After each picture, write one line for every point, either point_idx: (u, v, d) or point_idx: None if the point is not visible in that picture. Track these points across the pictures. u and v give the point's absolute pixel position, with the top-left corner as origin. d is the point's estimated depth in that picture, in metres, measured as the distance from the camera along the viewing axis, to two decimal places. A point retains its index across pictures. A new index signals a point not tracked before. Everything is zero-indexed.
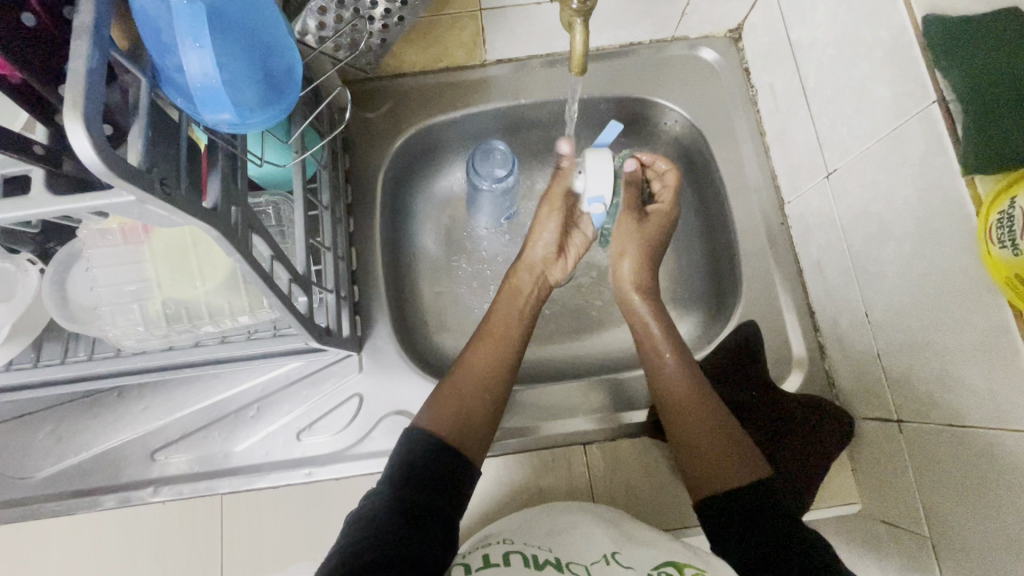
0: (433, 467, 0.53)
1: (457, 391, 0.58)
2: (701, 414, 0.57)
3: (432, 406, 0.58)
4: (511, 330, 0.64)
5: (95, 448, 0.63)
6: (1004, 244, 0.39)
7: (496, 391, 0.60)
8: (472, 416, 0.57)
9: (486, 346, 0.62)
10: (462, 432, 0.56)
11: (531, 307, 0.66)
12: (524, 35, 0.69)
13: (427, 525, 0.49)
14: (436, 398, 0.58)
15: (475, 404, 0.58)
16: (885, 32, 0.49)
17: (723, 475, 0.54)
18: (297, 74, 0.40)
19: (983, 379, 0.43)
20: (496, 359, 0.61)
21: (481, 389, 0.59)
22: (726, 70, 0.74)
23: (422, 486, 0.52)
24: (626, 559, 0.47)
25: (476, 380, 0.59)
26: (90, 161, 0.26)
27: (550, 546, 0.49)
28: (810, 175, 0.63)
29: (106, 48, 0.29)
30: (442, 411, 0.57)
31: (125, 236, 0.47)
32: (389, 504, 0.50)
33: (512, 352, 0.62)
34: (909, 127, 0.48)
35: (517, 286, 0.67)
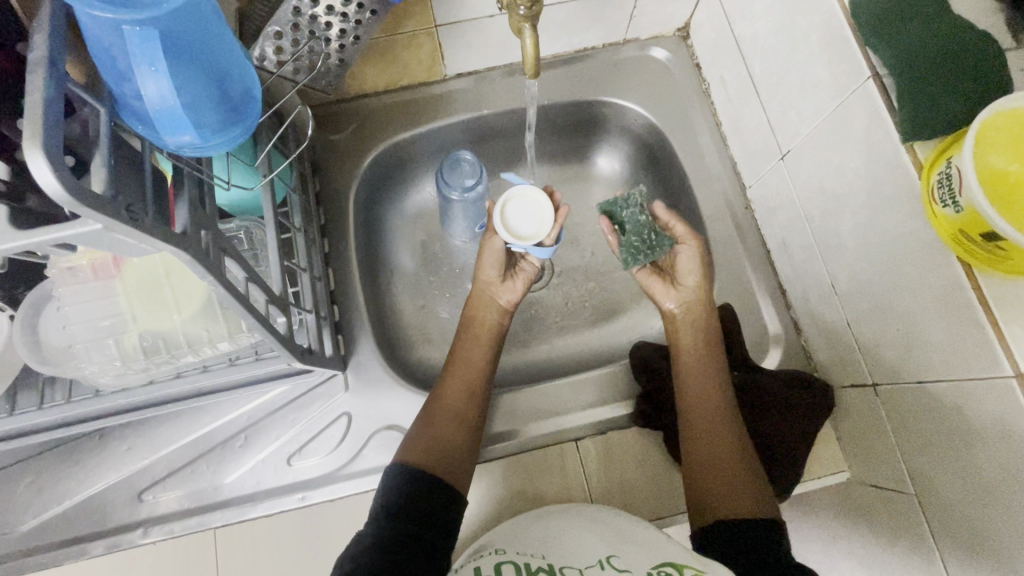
0: (424, 501, 0.52)
1: (435, 423, 0.58)
2: (715, 436, 0.57)
3: (407, 445, 0.57)
4: (476, 358, 0.64)
5: (80, 494, 0.61)
6: (946, 203, 0.41)
7: (473, 421, 0.60)
8: (451, 447, 0.57)
9: (456, 377, 0.62)
10: (441, 462, 0.56)
11: (493, 335, 0.67)
12: (481, 47, 0.71)
13: (421, 563, 0.49)
14: (411, 436, 0.58)
15: (451, 435, 0.58)
16: (819, 16, 0.52)
17: (740, 497, 0.53)
18: (257, 94, 0.41)
19: (945, 334, 0.45)
20: (470, 386, 0.62)
21: (459, 422, 0.59)
22: (678, 67, 0.77)
23: (410, 518, 0.51)
24: (621, 562, 0.46)
25: (451, 412, 0.59)
26: (53, 192, 0.26)
27: (543, 554, 0.48)
28: (766, 159, 0.66)
29: (63, 79, 0.29)
30: (418, 446, 0.56)
31: (96, 273, 0.46)
32: (378, 538, 0.49)
33: (482, 381, 0.62)
34: (848, 103, 0.50)
35: (473, 318, 0.68)
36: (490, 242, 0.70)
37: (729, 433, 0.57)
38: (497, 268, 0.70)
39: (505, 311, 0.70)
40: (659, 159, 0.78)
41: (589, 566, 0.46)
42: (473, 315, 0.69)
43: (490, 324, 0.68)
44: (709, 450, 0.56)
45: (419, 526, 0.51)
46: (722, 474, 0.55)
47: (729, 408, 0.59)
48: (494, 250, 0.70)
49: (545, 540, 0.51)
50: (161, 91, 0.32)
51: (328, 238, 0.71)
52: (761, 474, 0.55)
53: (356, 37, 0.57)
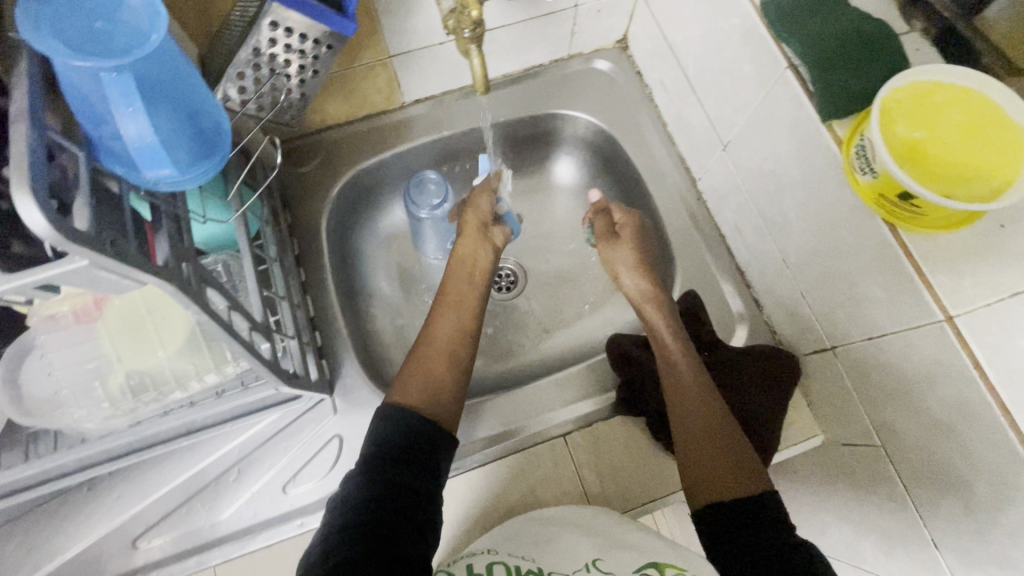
0: (414, 446, 0.53)
1: (426, 360, 0.61)
2: (699, 414, 0.59)
3: (399, 384, 0.59)
4: (464, 298, 0.67)
5: (70, 549, 0.60)
6: (865, 171, 0.46)
7: (462, 362, 0.62)
8: (443, 384, 0.59)
9: (445, 316, 0.65)
10: (433, 402, 0.58)
11: (481, 276, 0.70)
12: (435, 73, 0.75)
13: (408, 507, 0.50)
14: (402, 374, 0.60)
15: (444, 371, 0.60)
16: (737, 18, 0.57)
17: (723, 478, 0.54)
18: (226, 128, 0.43)
19: (883, 290, 0.49)
20: (460, 325, 0.64)
21: (450, 357, 0.61)
22: (622, 75, 0.82)
23: (400, 463, 0.52)
24: (606, 565, 0.50)
25: (442, 348, 0.62)
26: (43, 230, 0.28)
27: (533, 556, 0.51)
28: (710, 151, 0.71)
29: (43, 127, 0.32)
30: (410, 385, 0.58)
31: (77, 318, 0.48)
32: (369, 486, 0.50)
33: (471, 325, 0.65)
34: (773, 92, 0.55)
35: (463, 259, 0.70)
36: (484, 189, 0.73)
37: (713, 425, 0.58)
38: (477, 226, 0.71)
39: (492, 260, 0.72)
40: (614, 162, 0.83)
41: (577, 569, 0.50)
42: (462, 255, 0.70)
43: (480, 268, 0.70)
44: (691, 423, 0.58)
45: (410, 472, 0.52)
46: (705, 456, 0.56)
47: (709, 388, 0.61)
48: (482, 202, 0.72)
49: (539, 544, 0.53)
50: (140, 130, 0.35)
51: (303, 267, 0.72)
52: (754, 459, 0.56)
53: (314, 70, 0.60)
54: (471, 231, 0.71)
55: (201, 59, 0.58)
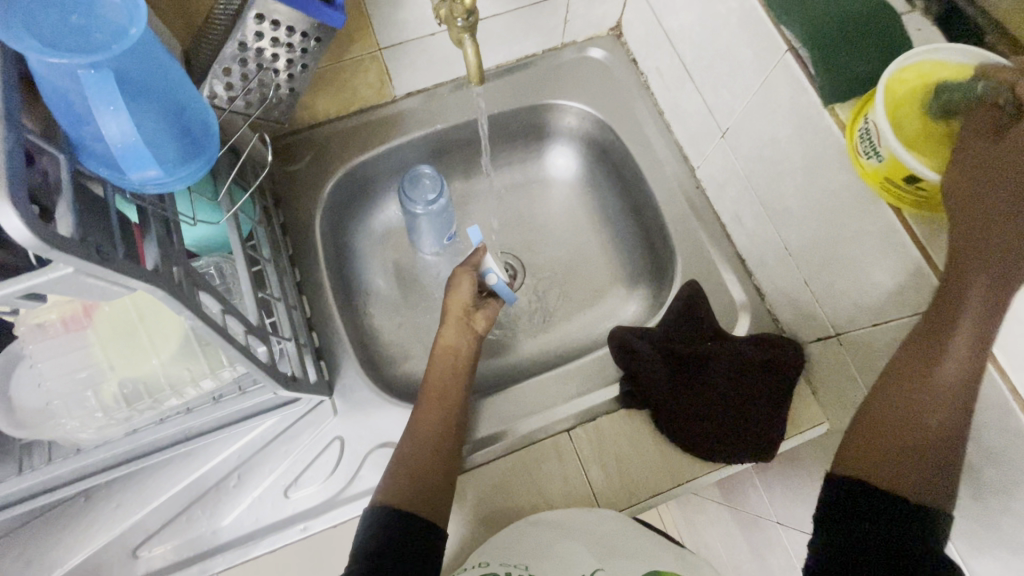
0: (407, 544, 0.52)
1: (411, 460, 0.57)
2: (933, 408, 0.43)
3: (385, 484, 0.56)
4: (450, 389, 0.63)
5: (69, 561, 0.59)
6: (869, 154, 0.45)
7: (449, 455, 0.59)
8: (432, 486, 0.56)
9: (431, 410, 0.61)
10: (421, 502, 0.55)
11: (467, 363, 0.67)
12: (426, 65, 0.73)
13: None
14: (388, 474, 0.57)
15: (432, 471, 0.57)
16: (735, 2, 0.56)
17: (908, 467, 0.44)
18: (213, 126, 0.42)
19: (889, 275, 0.49)
20: (445, 420, 0.61)
21: (437, 456, 0.58)
22: (616, 63, 0.81)
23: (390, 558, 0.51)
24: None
25: (427, 447, 0.58)
26: (22, 238, 0.27)
27: (529, 564, 0.51)
28: (709, 138, 0.70)
29: (20, 128, 0.30)
30: (396, 486, 0.55)
31: (66, 325, 0.46)
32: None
33: (456, 414, 0.62)
34: (773, 76, 0.54)
35: (447, 345, 0.68)
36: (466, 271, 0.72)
37: (939, 410, 0.43)
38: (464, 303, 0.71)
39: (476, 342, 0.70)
40: (610, 152, 0.81)
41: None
42: (446, 341, 0.68)
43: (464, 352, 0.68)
44: (892, 408, 0.46)
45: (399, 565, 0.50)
46: (889, 444, 0.46)
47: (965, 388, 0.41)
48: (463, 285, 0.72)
49: (535, 551, 0.53)
50: (122, 128, 0.33)
51: (297, 267, 0.71)
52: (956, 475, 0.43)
53: (303, 65, 0.58)
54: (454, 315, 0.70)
55: (184, 55, 0.56)
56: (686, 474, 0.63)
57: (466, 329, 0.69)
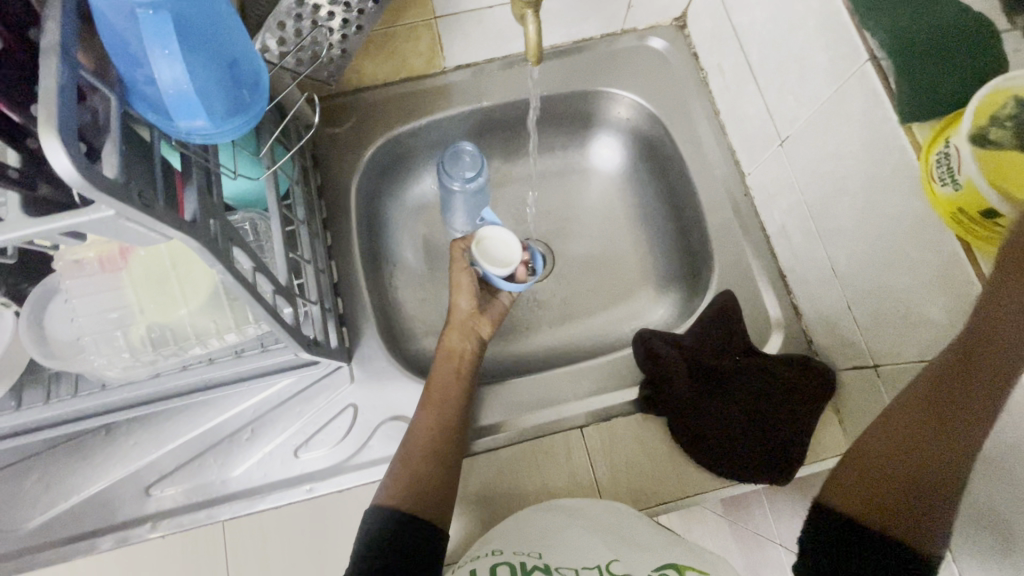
0: (402, 541, 0.53)
1: (406, 462, 0.57)
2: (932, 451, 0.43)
3: (383, 484, 0.56)
4: (450, 391, 0.62)
5: (85, 490, 0.61)
6: (945, 182, 0.42)
7: (449, 457, 0.58)
8: (426, 488, 0.55)
9: (428, 413, 0.60)
10: (418, 502, 0.54)
11: (470, 365, 0.65)
12: (480, 38, 0.71)
13: None
14: (388, 474, 0.57)
15: (427, 473, 0.56)
16: (816, 2, 0.52)
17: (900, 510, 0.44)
18: (264, 80, 0.41)
19: (945, 312, 0.46)
20: (441, 423, 0.59)
21: (431, 458, 0.57)
22: (676, 56, 0.77)
23: (389, 552, 0.52)
24: (621, 567, 0.50)
25: (422, 450, 0.58)
26: (69, 177, 0.27)
27: (540, 552, 0.53)
28: (765, 145, 0.66)
29: (75, 65, 0.30)
30: (392, 486, 0.56)
31: (103, 265, 0.47)
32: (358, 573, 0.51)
33: (458, 416, 0.61)
34: (847, 86, 0.51)
35: (449, 348, 0.66)
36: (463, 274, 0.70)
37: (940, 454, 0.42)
38: (470, 301, 0.69)
39: (481, 341, 0.69)
40: (657, 148, 0.78)
41: (589, 568, 0.51)
42: (448, 343, 0.67)
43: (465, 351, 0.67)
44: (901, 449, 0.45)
45: (396, 558, 0.52)
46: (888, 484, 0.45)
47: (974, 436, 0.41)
48: (467, 283, 0.70)
49: (544, 536, 0.54)
50: (174, 74, 0.32)
51: (329, 231, 0.71)
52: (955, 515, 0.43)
53: (358, 26, 0.58)
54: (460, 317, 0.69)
55: None
56: (697, 487, 0.61)
57: (471, 331, 0.68)
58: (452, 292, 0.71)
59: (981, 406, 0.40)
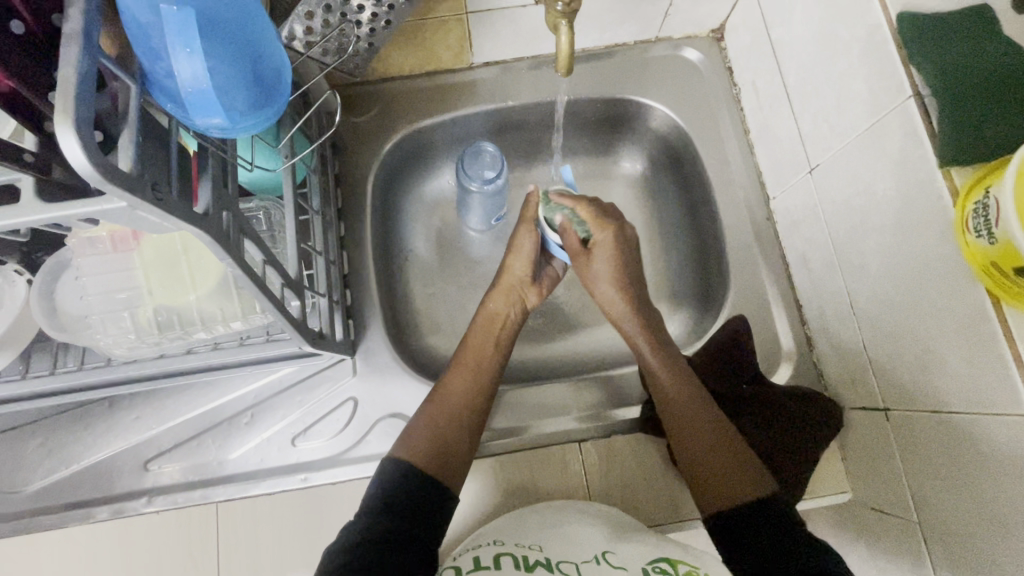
0: (416, 498, 0.54)
1: (434, 420, 0.59)
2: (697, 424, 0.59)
3: (407, 436, 0.58)
4: (484, 360, 0.64)
5: (86, 459, 0.62)
6: (980, 233, 0.40)
7: (472, 424, 0.60)
8: (449, 448, 0.57)
9: (460, 377, 0.62)
10: (439, 462, 0.56)
11: (507, 336, 0.67)
12: (510, 36, 0.70)
13: (408, 550, 0.51)
14: (412, 429, 0.59)
15: (452, 435, 0.58)
16: (862, 28, 0.50)
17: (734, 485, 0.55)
18: (287, 77, 0.40)
19: (965, 365, 0.45)
20: (471, 390, 0.62)
21: (460, 425, 0.59)
22: (710, 69, 0.75)
23: (398, 513, 0.53)
24: (617, 559, 0.51)
25: (449, 412, 0.60)
26: (81, 168, 0.26)
27: (541, 546, 0.53)
28: (794, 170, 0.64)
29: (96, 53, 0.29)
30: (417, 440, 0.57)
31: (114, 244, 0.46)
32: (370, 531, 0.51)
33: (488, 385, 0.63)
34: (886, 121, 0.49)
35: (493, 314, 0.68)
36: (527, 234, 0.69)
37: (697, 431, 0.58)
38: (526, 268, 0.69)
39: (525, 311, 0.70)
40: (682, 162, 0.77)
41: (587, 561, 0.52)
42: (491, 308, 0.68)
43: (507, 320, 0.68)
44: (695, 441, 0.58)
45: (405, 520, 0.52)
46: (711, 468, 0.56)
47: (694, 390, 0.61)
48: (524, 248, 0.69)
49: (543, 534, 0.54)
50: (195, 71, 0.32)
51: (343, 221, 0.70)
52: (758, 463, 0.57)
53: (387, 20, 0.57)
54: (503, 286, 0.69)
55: None
56: (690, 513, 0.61)
57: (514, 303, 0.69)
58: (509, 254, 0.70)
59: (667, 386, 0.61)
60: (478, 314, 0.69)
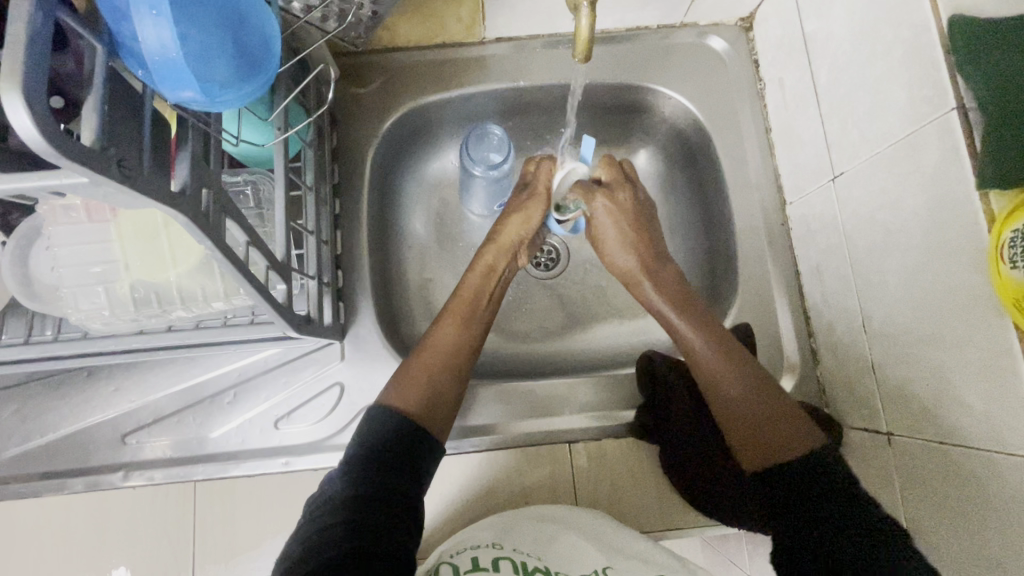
0: (400, 447, 0.51)
1: (426, 367, 0.56)
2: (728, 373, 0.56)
3: (397, 382, 0.56)
4: (478, 312, 0.61)
5: (62, 429, 0.60)
6: (1015, 264, 0.37)
7: (460, 371, 0.58)
8: (437, 395, 0.55)
9: (452, 325, 0.60)
10: (429, 410, 0.55)
11: (499, 290, 0.64)
12: (526, 12, 0.65)
13: (394, 507, 0.48)
14: (402, 374, 0.56)
15: (441, 384, 0.56)
16: (907, 30, 0.46)
17: (780, 435, 0.52)
18: (275, 48, 0.38)
19: (983, 399, 0.42)
20: (463, 338, 0.59)
21: (451, 369, 0.57)
22: (735, 60, 0.71)
23: (382, 466, 0.50)
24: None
25: (439, 357, 0.57)
26: (34, 143, 0.23)
27: (540, 554, 0.52)
28: (815, 176, 0.61)
29: (54, 9, 0.26)
30: (409, 388, 0.55)
31: (90, 213, 0.43)
32: (356, 487, 0.48)
33: (477, 338, 0.60)
34: (923, 134, 0.46)
35: (488, 265, 0.64)
36: (538, 207, 0.66)
37: (734, 386, 0.56)
38: (522, 232, 0.66)
39: (517, 267, 0.67)
40: (697, 158, 0.73)
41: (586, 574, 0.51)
42: (487, 259, 0.64)
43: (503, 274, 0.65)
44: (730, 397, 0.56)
45: (392, 474, 0.50)
46: (750, 419, 0.54)
47: (723, 336, 0.59)
48: (527, 212, 0.66)
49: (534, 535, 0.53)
50: (161, 38, 0.29)
51: (338, 197, 0.67)
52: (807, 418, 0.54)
53: None
54: (503, 239, 0.65)
55: None
56: (679, 522, 0.60)
57: (510, 257, 0.65)
58: (507, 213, 0.67)
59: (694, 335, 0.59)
60: (471, 263, 0.65)
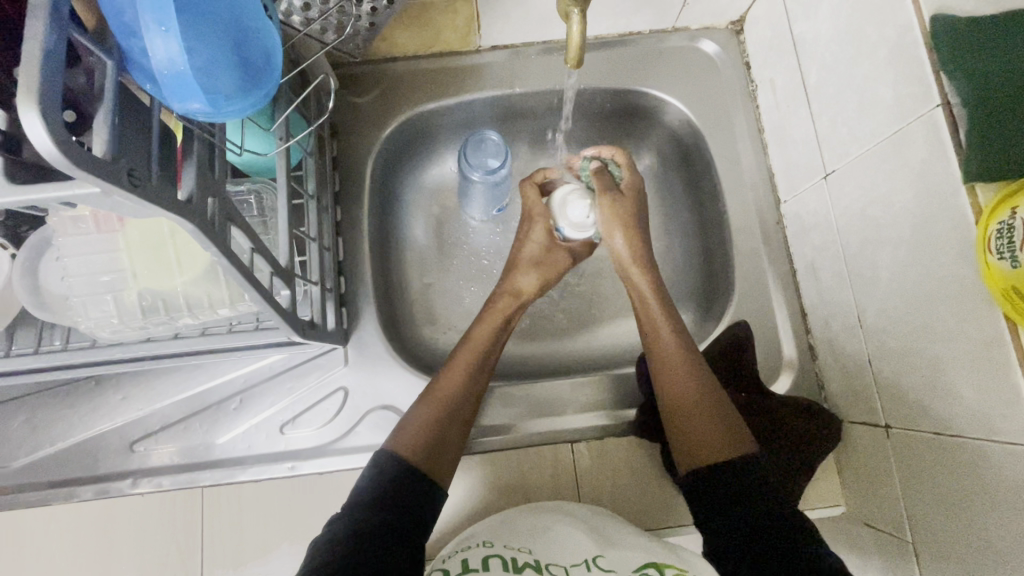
0: (410, 492, 0.51)
1: (434, 415, 0.57)
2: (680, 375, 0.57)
3: (403, 430, 0.55)
4: (486, 358, 0.62)
5: (71, 438, 0.61)
6: (1003, 255, 0.38)
7: (465, 420, 0.59)
8: (441, 445, 0.55)
9: (460, 370, 0.60)
10: (435, 459, 0.54)
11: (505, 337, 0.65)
12: (520, 20, 0.67)
13: (398, 550, 0.47)
14: (409, 421, 0.56)
15: (446, 432, 0.56)
16: (891, 30, 0.47)
17: (713, 437, 0.53)
18: (277, 59, 0.39)
19: (975, 388, 0.43)
20: (470, 386, 0.60)
21: (456, 418, 0.58)
22: (726, 62, 0.72)
23: (389, 507, 0.49)
24: (607, 563, 0.49)
25: (447, 406, 0.58)
26: (47, 152, 0.25)
27: (531, 548, 0.51)
28: (808, 175, 0.62)
29: (66, 27, 0.27)
30: (415, 436, 0.55)
31: (97, 224, 0.44)
32: (359, 526, 0.48)
33: (481, 384, 0.61)
34: (910, 130, 0.47)
35: (496, 309, 0.65)
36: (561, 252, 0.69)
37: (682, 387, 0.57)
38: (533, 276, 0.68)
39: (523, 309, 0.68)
40: (692, 159, 0.74)
41: (576, 565, 0.50)
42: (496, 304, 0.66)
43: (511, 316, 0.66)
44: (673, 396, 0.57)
45: (400, 518, 0.49)
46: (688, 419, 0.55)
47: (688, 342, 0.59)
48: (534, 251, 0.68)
49: (536, 534, 0.53)
50: (170, 52, 0.30)
51: (340, 205, 0.68)
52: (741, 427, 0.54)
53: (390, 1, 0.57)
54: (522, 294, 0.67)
55: None
56: (682, 519, 0.60)
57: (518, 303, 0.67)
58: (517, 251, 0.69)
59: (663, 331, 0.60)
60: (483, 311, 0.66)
